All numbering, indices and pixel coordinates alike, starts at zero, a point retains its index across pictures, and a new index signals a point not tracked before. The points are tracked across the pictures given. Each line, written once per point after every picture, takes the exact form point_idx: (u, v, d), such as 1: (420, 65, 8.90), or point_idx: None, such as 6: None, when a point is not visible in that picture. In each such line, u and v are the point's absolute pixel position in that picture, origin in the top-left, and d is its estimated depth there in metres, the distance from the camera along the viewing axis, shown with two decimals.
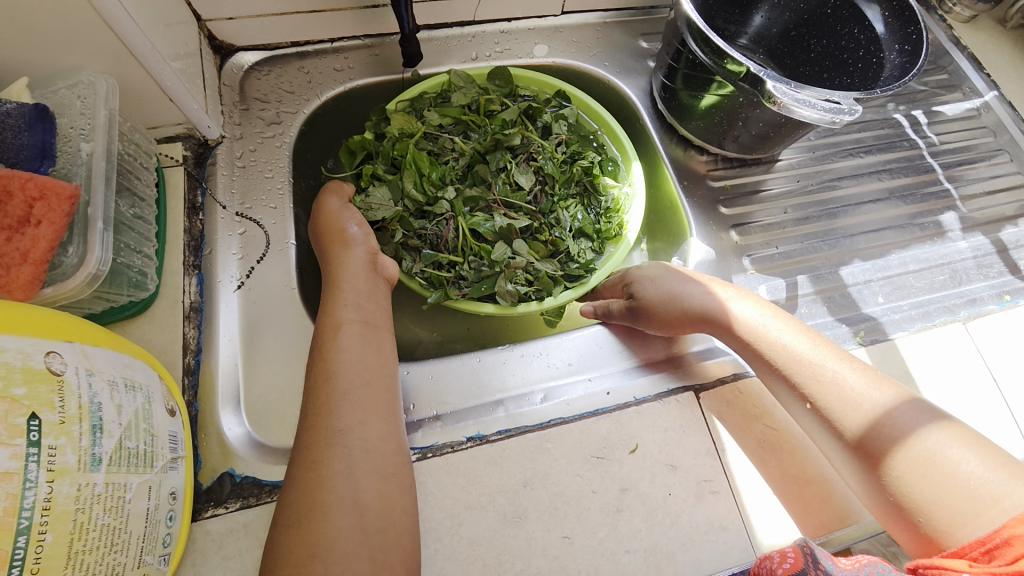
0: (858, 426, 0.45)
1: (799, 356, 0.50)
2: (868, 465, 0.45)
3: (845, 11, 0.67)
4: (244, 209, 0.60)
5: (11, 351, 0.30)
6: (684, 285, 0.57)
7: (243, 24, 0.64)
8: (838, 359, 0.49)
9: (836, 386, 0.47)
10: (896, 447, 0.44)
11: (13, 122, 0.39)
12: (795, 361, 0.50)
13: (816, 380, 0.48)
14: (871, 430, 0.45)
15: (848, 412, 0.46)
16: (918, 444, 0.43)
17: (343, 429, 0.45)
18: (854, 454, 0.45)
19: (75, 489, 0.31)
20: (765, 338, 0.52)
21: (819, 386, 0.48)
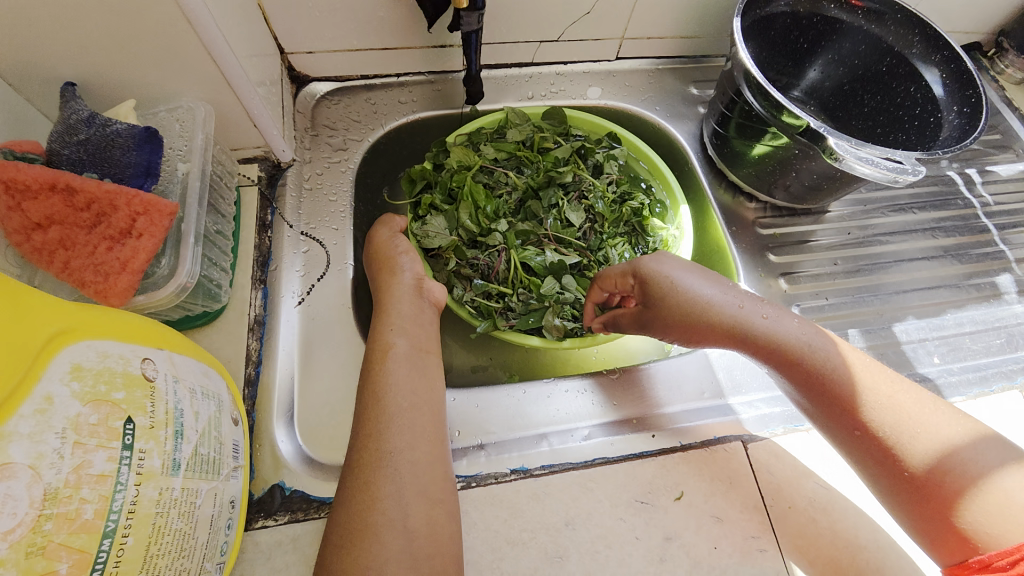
0: (920, 447, 0.44)
1: (856, 374, 0.48)
2: (917, 489, 0.44)
3: (901, 70, 0.69)
4: (309, 229, 0.63)
5: (116, 356, 0.32)
6: (722, 293, 0.54)
7: (321, 58, 0.69)
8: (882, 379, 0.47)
9: (889, 405, 0.46)
10: (953, 473, 0.43)
11: (124, 142, 0.42)
12: (838, 377, 0.48)
13: (864, 395, 0.47)
14: (926, 452, 0.44)
15: (897, 433, 0.45)
16: (980, 468, 0.42)
17: (393, 451, 0.45)
18: (903, 479, 0.44)
19: (158, 492, 0.32)
20: (818, 355, 0.49)
21: (878, 408, 0.46)
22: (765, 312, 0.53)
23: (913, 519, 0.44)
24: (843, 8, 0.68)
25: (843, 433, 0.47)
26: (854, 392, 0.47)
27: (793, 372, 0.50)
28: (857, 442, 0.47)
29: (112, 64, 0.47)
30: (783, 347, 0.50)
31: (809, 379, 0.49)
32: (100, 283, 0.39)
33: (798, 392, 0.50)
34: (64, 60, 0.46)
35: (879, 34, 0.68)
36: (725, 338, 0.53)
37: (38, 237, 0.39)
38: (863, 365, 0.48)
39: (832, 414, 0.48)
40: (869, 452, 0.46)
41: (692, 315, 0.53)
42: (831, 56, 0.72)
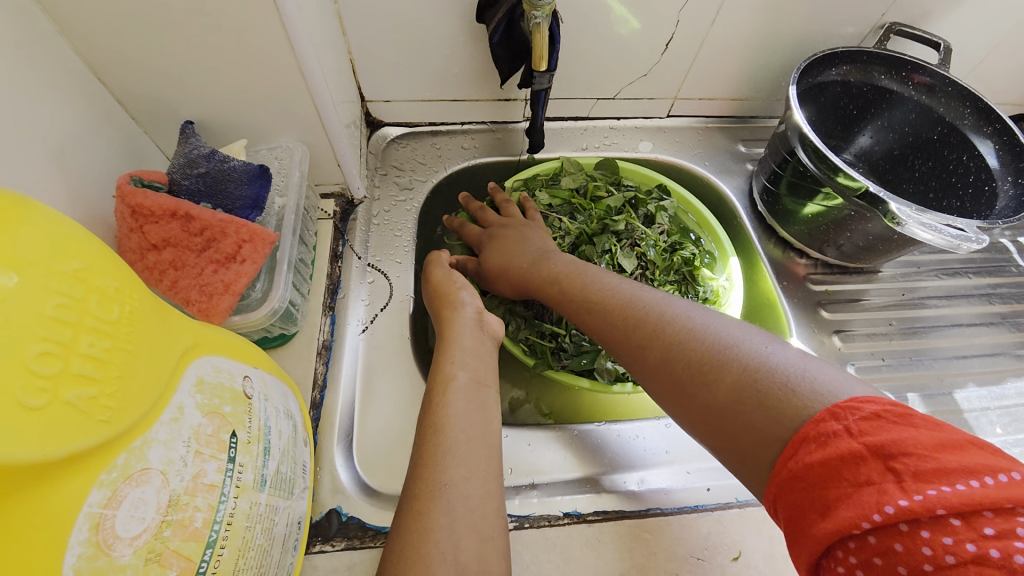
0: (662, 360, 0.43)
1: (659, 310, 0.46)
2: (706, 420, 0.39)
3: (953, 139, 0.71)
4: (375, 261, 0.67)
5: (225, 371, 0.34)
6: (541, 256, 0.61)
7: (396, 106, 0.75)
8: (643, 312, 0.47)
9: (642, 337, 0.45)
10: (716, 383, 0.38)
11: (238, 176, 0.47)
12: (601, 318, 0.50)
13: (620, 332, 0.47)
14: (683, 374, 0.41)
15: (661, 363, 0.43)
16: (706, 367, 0.39)
17: (448, 482, 0.42)
18: (692, 413, 0.40)
19: (249, 506, 0.33)
20: (602, 301, 0.51)
21: (635, 344, 0.46)
22: (538, 253, 0.61)
23: (726, 450, 0.37)
24: (895, 79, 0.71)
25: (651, 373, 0.44)
26: (630, 319, 0.47)
27: (593, 315, 0.51)
28: (657, 378, 0.43)
29: (226, 105, 0.53)
30: (588, 291, 0.53)
31: (610, 321, 0.49)
32: (205, 303, 0.42)
33: (611, 343, 0.48)
34: (187, 102, 0.52)
35: (931, 105, 0.71)
36: (564, 295, 0.55)
37: (152, 257, 0.42)
38: (654, 298, 0.48)
39: (640, 356, 0.45)
40: (658, 383, 0.43)
41: (502, 263, 0.63)
42: (882, 123, 0.75)
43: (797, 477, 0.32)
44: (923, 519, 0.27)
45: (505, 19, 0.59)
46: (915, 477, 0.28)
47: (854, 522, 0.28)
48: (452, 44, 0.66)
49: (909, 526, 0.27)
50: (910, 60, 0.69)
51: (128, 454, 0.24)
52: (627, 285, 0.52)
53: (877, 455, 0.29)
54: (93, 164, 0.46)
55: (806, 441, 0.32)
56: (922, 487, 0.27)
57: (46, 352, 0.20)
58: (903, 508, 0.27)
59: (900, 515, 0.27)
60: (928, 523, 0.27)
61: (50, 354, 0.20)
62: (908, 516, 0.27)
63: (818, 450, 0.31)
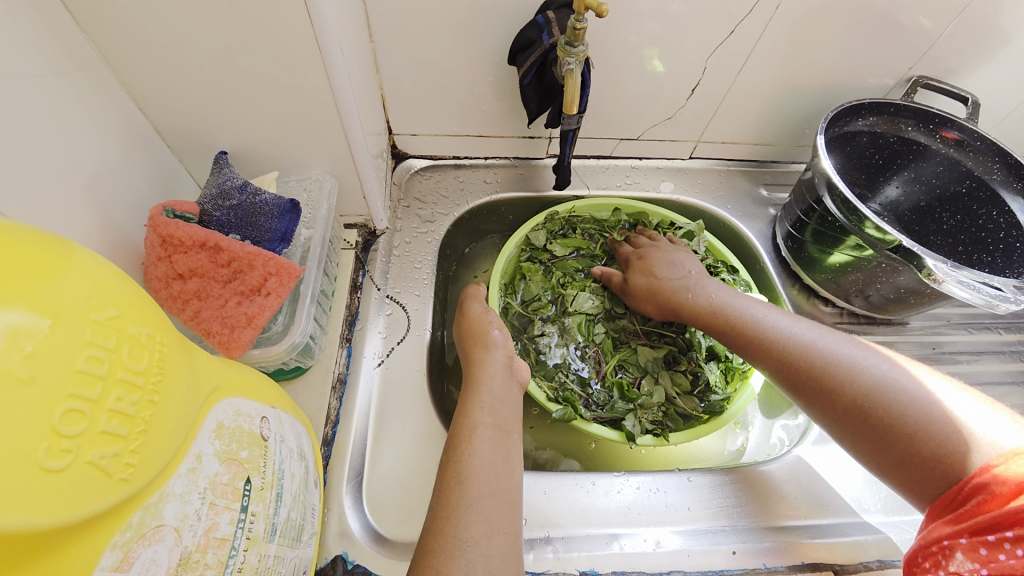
0: (836, 395, 0.47)
1: (843, 357, 0.48)
2: (885, 451, 0.44)
3: (981, 193, 0.70)
4: (394, 293, 0.66)
5: (245, 414, 0.33)
6: (692, 283, 0.62)
7: (422, 139, 0.76)
8: (817, 351, 0.50)
9: (816, 373, 0.49)
10: (906, 425, 0.43)
11: (269, 211, 0.47)
12: (768, 353, 0.52)
13: (793, 368, 0.50)
14: (864, 413, 0.45)
15: (837, 398, 0.47)
16: (892, 413, 0.44)
17: (469, 540, 0.40)
18: (871, 445, 0.45)
19: (257, 559, 0.32)
20: (774, 337, 0.53)
21: (807, 378, 0.49)
22: (688, 278, 0.63)
23: (910, 485, 0.43)
24: (922, 132, 0.70)
25: (834, 411, 0.47)
26: (814, 366, 0.49)
27: (766, 355, 0.53)
28: (845, 421, 0.46)
29: (258, 138, 0.54)
30: (759, 329, 0.54)
31: (788, 365, 0.51)
32: (226, 335, 0.42)
33: (787, 384, 0.51)
34: (222, 134, 0.53)
35: (958, 159, 0.70)
36: (724, 328, 0.57)
37: (177, 286, 0.42)
38: (834, 344, 0.50)
39: (825, 400, 0.48)
40: (846, 425, 0.46)
41: (649, 283, 0.64)
42: (909, 176, 0.74)
43: (1002, 484, 0.36)
44: None
45: (538, 62, 0.59)
46: None
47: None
48: (482, 84, 0.68)
49: None
50: (938, 114, 0.69)
51: (143, 512, 0.23)
52: (790, 324, 0.53)
53: None
54: (128, 194, 0.47)
55: (1022, 460, 0.36)
56: None
57: (71, 410, 0.19)
58: None
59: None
60: None
61: (76, 412, 0.19)
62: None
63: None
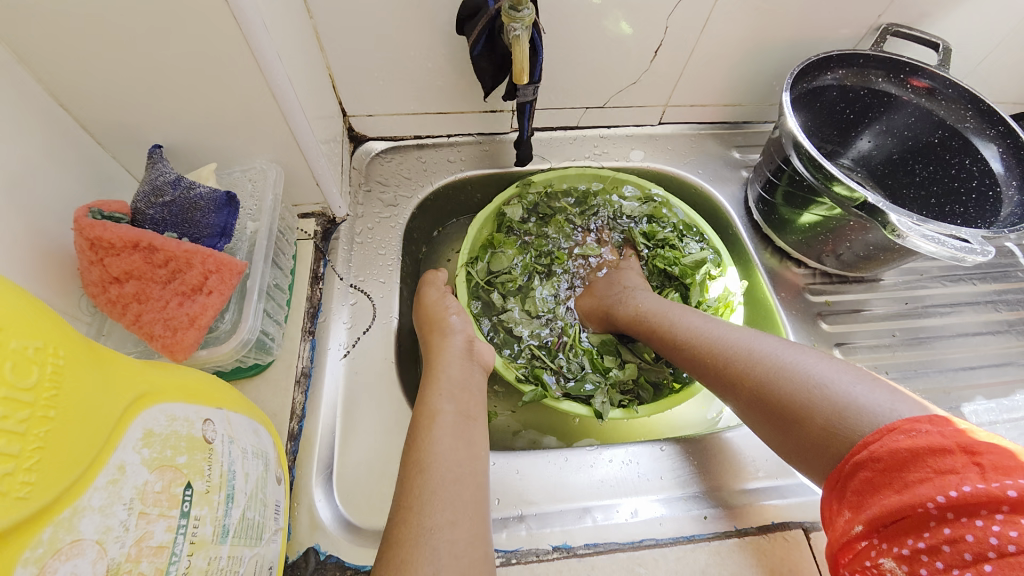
0: (741, 386, 0.48)
1: (744, 348, 0.49)
2: (789, 441, 0.44)
3: (954, 142, 0.68)
4: (358, 281, 0.64)
5: (182, 418, 0.32)
6: (626, 293, 0.66)
7: (379, 120, 0.73)
8: (722, 345, 0.51)
9: (721, 367, 0.50)
10: (797, 409, 0.43)
11: (205, 205, 0.45)
12: (683, 354, 0.55)
13: (703, 365, 0.52)
14: (762, 401, 0.46)
15: (740, 389, 0.48)
16: (785, 397, 0.44)
17: (433, 527, 0.40)
18: (778, 436, 0.45)
19: (207, 562, 0.31)
20: (687, 336, 0.55)
21: (715, 373, 0.51)
22: (624, 291, 0.66)
23: (816, 473, 0.42)
24: (893, 82, 0.68)
25: (743, 404, 0.48)
26: (735, 369, 0.49)
27: (681, 355, 0.55)
28: (752, 412, 0.47)
29: (195, 128, 0.51)
30: (687, 337, 0.55)
31: (700, 362, 0.53)
32: (169, 338, 0.40)
33: (703, 381, 0.52)
34: (157, 126, 0.50)
35: (930, 108, 0.68)
36: (650, 333, 0.60)
37: (115, 290, 0.41)
38: (740, 337, 0.51)
39: (734, 393, 0.49)
40: (755, 417, 0.47)
41: (592, 303, 0.69)
42: (881, 128, 0.73)
43: (878, 461, 0.36)
44: (996, 514, 0.31)
45: (486, 30, 0.56)
46: (995, 470, 0.32)
47: (927, 502, 0.33)
48: (436, 57, 0.65)
49: (978, 518, 0.32)
50: (907, 62, 0.67)
51: (54, 527, 0.22)
52: (704, 322, 0.55)
53: (964, 451, 0.33)
54: (57, 196, 0.45)
55: (896, 432, 0.36)
56: (1001, 478, 0.31)
57: None
58: (979, 500, 0.32)
59: (974, 503, 0.32)
60: (999, 517, 0.31)
61: None
62: (980, 507, 0.32)
63: (906, 440, 0.35)
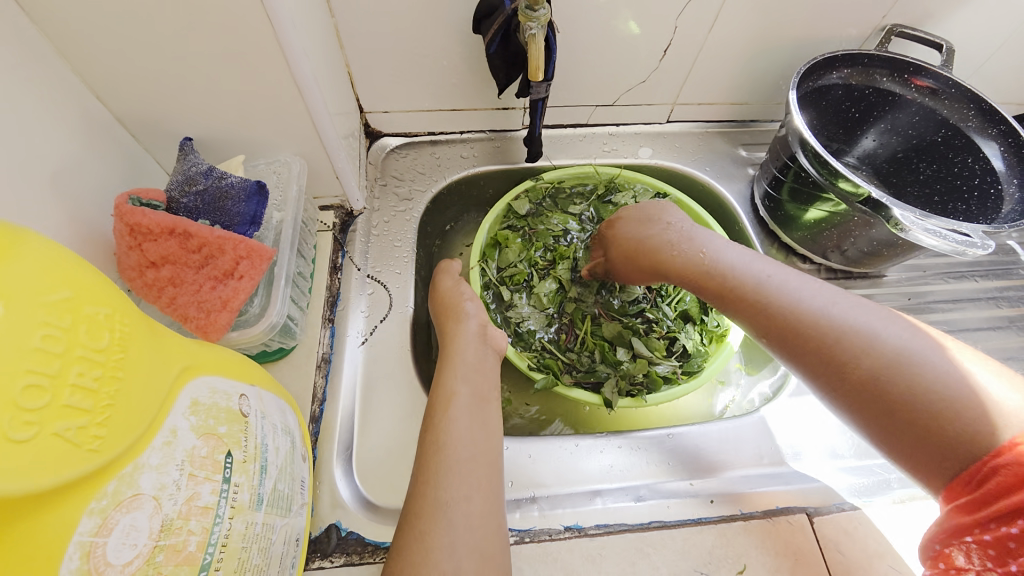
0: (841, 363, 0.42)
1: (850, 321, 0.43)
2: (888, 428, 0.39)
3: (957, 140, 0.70)
4: (375, 272, 0.66)
5: (221, 392, 0.34)
6: (683, 245, 0.57)
7: (394, 116, 0.75)
8: (822, 314, 0.45)
9: (819, 340, 0.44)
10: (919, 397, 0.38)
11: (236, 194, 0.47)
12: (767, 319, 0.48)
13: (793, 333, 0.45)
14: (865, 383, 0.40)
15: (839, 366, 0.42)
16: (899, 385, 0.39)
17: (449, 502, 0.42)
18: (874, 418, 0.40)
19: (245, 527, 0.33)
20: (775, 301, 0.47)
21: (807, 344, 0.44)
22: (678, 238, 0.57)
23: (915, 464, 0.38)
24: (897, 81, 0.70)
25: (834, 381, 0.42)
26: (831, 342, 0.43)
27: (764, 319, 0.48)
28: (845, 390, 0.42)
29: (223, 122, 0.53)
30: (767, 300, 0.48)
31: (788, 330, 0.46)
32: (202, 319, 0.42)
33: (788, 351, 0.46)
34: (187, 120, 0.52)
35: (934, 108, 0.70)
36: (718, 293, 0.52)
37: (151, 274, 0.43)
38: (843, 309, 0.44)
39: (827, 369, 0.43)
40: (846, 397, 0.42)
41: (631, 251, 0.61)
42: (885, 126, 0.74)
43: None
44: None
45: (501, 30, 0.58)
46: None
47: None
48: (451, 55, 0.67)
49: None
50: (912, 62, 0.68)
51: (118, 481, 0.24)
52: (793, 288, 0.48)
53: None
54: (93, 185, 0.47)
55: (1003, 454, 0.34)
56: None
57: (31, 386, 0.20)
58: None
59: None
60: None
61: (36, 388, 0.21)
62: None
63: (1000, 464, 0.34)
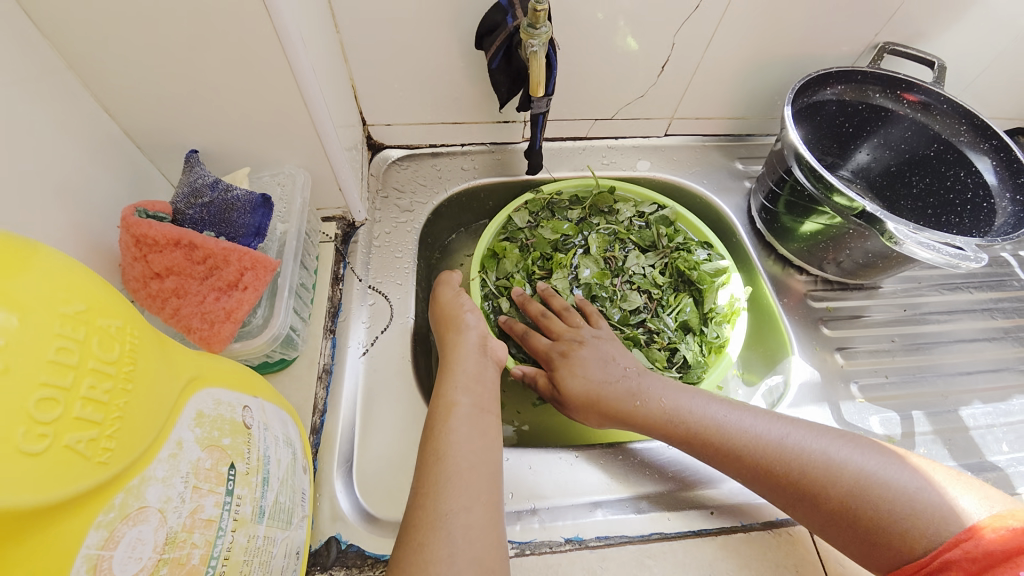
0: (805, 495, 0.47)
1: (795, 453, 0.48)
2: (860, 540, 0.44)
3: (949, 155, 0.71)
4: (376, 283, 0.67)
5: (225, 404, 0.34)
6: (624, 376, 0.58)
7: (396, 129, 0.76)
8: (766, 451, 0.49)
9: (773, 476, 0.48)
10: (875, 521, 0.44)
11: (241, 206, 0.48)
12: (720, 457, 0.51)
13: (749, 468, 0.49)
14: (830, 510, 0.45)
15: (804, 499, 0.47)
16: (858, 507, 0.44)
17: (449, 513, 0.42)
18: (843, 536, 0.45)
19: (247, 539, 0.33)
20: (726, 438, 0.51)
21: (762, 479, 0.49)
22: (623, 373, 0.58)
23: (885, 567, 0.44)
24: (889, 98, 0.71)
25: (801, 509, 0.47)
26: (800, 479, 0.47)
27: (718, 460, 0.51)
28: (814, 517, 0.47)
29: (229, 135, 0.54)
30: (731, 441, 0.50)
31: (745, 467, 0.50)
32: (206, 330, 0.43)
33: (747, 481, 0.50)
34: (193, 131, 0.53)
35: (926, 123, 0.71)
36: (669, 434, 0.53)
37: (155, 285, 0.43)
38: (779, 437, 0.49)
39: (793, 501, 0.47)
40: (818, 521, 0.47)
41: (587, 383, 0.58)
42: (878, 141, 0.75)
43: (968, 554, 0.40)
44: None
45: (504, 45, 0.59)
46: None
47: None
48: (453, 70, 0.68)
49: None
50: (904, 79, 0.69)
51: (125, 494, 0.24)
52: (732, 420, 0.52)
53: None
54: (99, 196, 0.47)
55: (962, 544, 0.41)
56: None
57: (45, 398, 0.21)
58: None
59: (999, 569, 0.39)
60: None
61: (49, 400, 0.21)
62: None
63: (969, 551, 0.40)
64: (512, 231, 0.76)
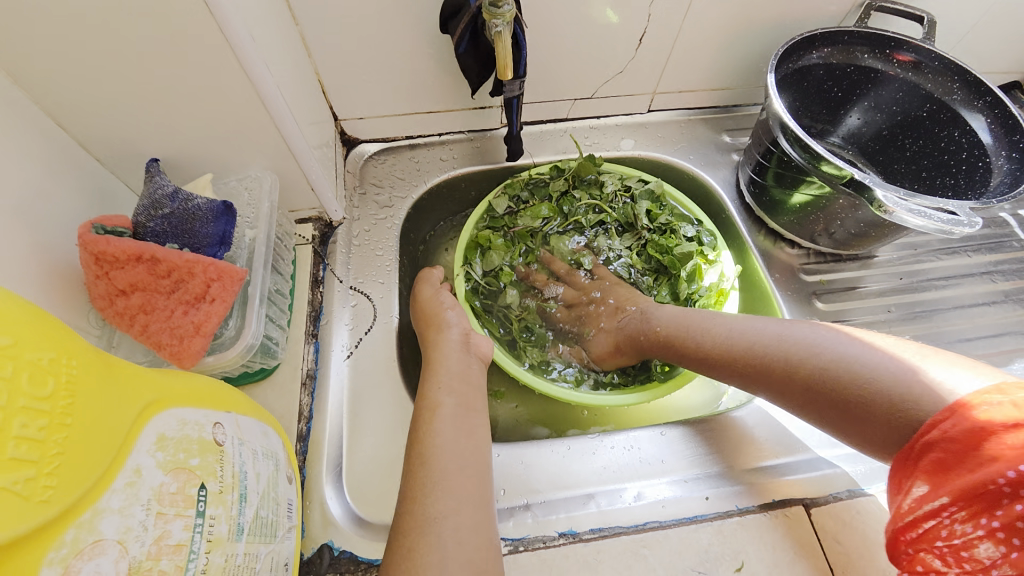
0: (788, 377, 0.48)
1: (783, 342, 0.50)
2: (848, 419, 0.44)
3: (942, 115, 0.69)
4: (358, 283, 0.65)
5: (193, 423, 0.33)
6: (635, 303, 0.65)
7: (370, 122, 0.73)
8: (753, 341, 0.51)
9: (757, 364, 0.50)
10: (860, 394, 0.43)
11: (203, 215, 0.46)
12: (708, 355, 0.55)
13: (734, 362, 0.52)
14: (813, 388, 0.46)
15: (787, 381, 0.48)
16: (839, 384, 0.44)
17: (439, 516, 0.41)
18: (833, 415, 0.45)
19: (224, 559, 0.32)
20: (716, 337, 0.54)
21: (748, 370, 0.51)
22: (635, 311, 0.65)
23: (877, 445, 0.43)
24: (878, 58, 0.68)
25: (790, 394, 0.48)
26: (782, 366, 0.49)
27: (708, 359, 0.55)
28: (805, 403, 0.47)
29: (189, 141, 0.52)
30: (715, 344, 0.54)
31: (732, 361, 0.53)
32: (175, 346, 0.42)
33: (738, 379, 0.53)
34: (151, 140, 0.51)
35: (917, 82, 0.68)
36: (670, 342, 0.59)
37: (121, 302, 0.42)
38: (769, 333, 0.51)
39: (781, 388, 0.49)
40: (812, 407, 0.47)
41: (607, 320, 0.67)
42: (869, 104, 0.73)
43: (947, 441, 0.37)
44: None
45: (469, 28, 0.57)
46: None
47: (996, 479, 0.34)
48: (421, 57, 0.65)
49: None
50: (892, 37, 0.67)
51: (76, 529, 0.24)
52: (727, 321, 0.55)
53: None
54: (58, 214, 0.45)
55: (960, 414, 0.37)
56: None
57: None
58: None
59: None
60: None
61: None
62: None
63: (972, 422, 0.36)
64: (495, 219, 0.74)
